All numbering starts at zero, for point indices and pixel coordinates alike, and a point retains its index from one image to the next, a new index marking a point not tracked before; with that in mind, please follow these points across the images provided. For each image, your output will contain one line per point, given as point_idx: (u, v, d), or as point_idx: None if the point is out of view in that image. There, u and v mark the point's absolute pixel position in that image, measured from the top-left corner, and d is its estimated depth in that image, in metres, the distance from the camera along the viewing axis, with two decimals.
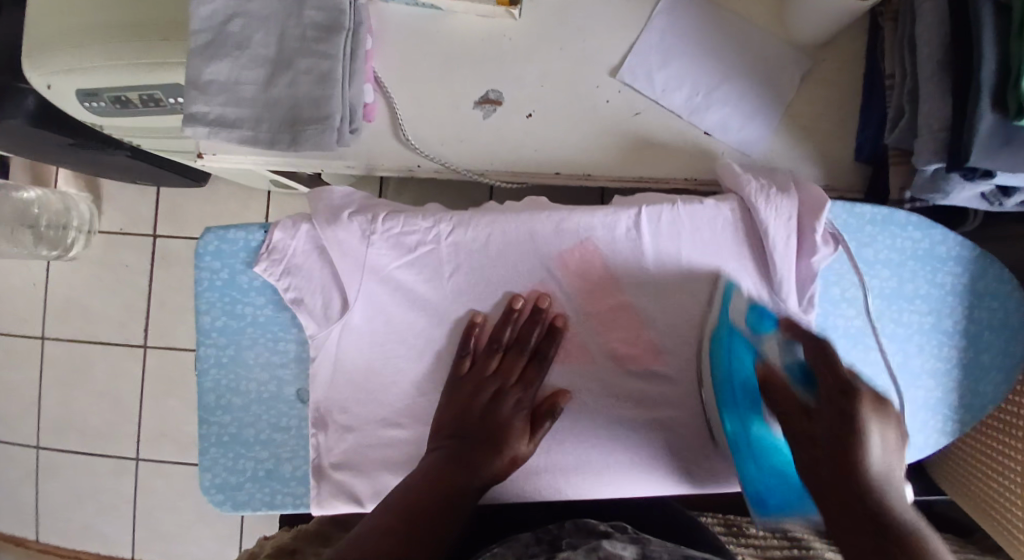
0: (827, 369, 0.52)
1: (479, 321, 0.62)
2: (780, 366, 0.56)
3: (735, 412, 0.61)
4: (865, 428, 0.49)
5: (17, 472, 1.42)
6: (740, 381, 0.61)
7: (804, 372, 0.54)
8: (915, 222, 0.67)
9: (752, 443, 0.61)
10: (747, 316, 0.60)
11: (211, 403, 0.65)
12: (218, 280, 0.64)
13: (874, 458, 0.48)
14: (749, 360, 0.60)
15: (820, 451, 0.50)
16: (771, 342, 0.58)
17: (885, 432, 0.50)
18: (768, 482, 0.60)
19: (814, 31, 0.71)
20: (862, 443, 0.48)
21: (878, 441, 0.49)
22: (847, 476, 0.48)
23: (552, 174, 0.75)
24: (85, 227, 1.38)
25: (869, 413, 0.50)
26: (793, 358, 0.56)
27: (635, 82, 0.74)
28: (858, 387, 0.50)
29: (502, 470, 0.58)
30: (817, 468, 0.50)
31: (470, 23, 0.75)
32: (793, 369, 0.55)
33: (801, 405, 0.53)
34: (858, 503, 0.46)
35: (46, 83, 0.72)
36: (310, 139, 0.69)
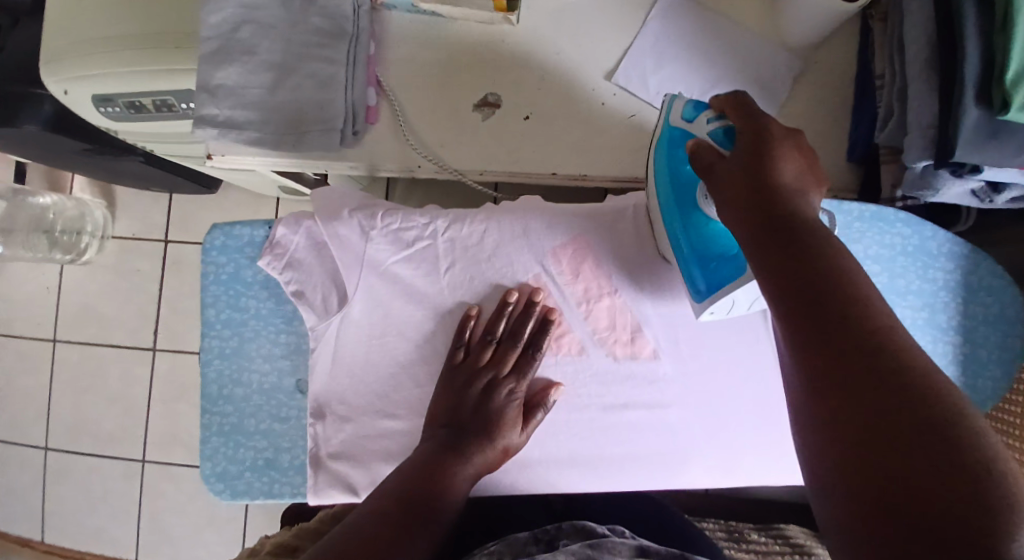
0: (748, 119, 0.49)
1: (474, 313, 0.63)
2: (706, 136, 0.53)
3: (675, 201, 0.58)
4: (782, 161, 0.46)
5: (26, 473, 1.44)
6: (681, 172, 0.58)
7: (727, 131, 0.51)
8: (904, 218, 0.68)
9: (687, 228, 0.57)
10: (683, 110, 0.57)
11: (213, 394, 0.67)
12: (222, 274, 0.66)
13: (788, 178, 0.46)
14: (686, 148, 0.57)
15: (748, 192, 0.46)
16: (704, 119, 0.54)
17: (799, 163, 0.47)
18: (705, 265, 0.56)
19: (803, 35, 0.73)
20: (780, 175, 0.46)
21: (790, 166, 0.46)
22: (775, 210, 0.44)
23: (550, 175, 0.77)
24: (101, 232, 1.42)
25: (784, 147, 0.47)
26: (719, 123, 0.52)
27: (629, 85, 0.76)
28: (769, 123, 0.48)
29: (492, 460, 0.60)
30: (745, 213, 0.46)
31: (469, 28, 0.77)
32: (718, 133, 0.52)
33: (726, 159, 0.49)
34: (790, 238, 0.42)
35: (62, 89, 0.75)
36: (315, 140, 0.73)
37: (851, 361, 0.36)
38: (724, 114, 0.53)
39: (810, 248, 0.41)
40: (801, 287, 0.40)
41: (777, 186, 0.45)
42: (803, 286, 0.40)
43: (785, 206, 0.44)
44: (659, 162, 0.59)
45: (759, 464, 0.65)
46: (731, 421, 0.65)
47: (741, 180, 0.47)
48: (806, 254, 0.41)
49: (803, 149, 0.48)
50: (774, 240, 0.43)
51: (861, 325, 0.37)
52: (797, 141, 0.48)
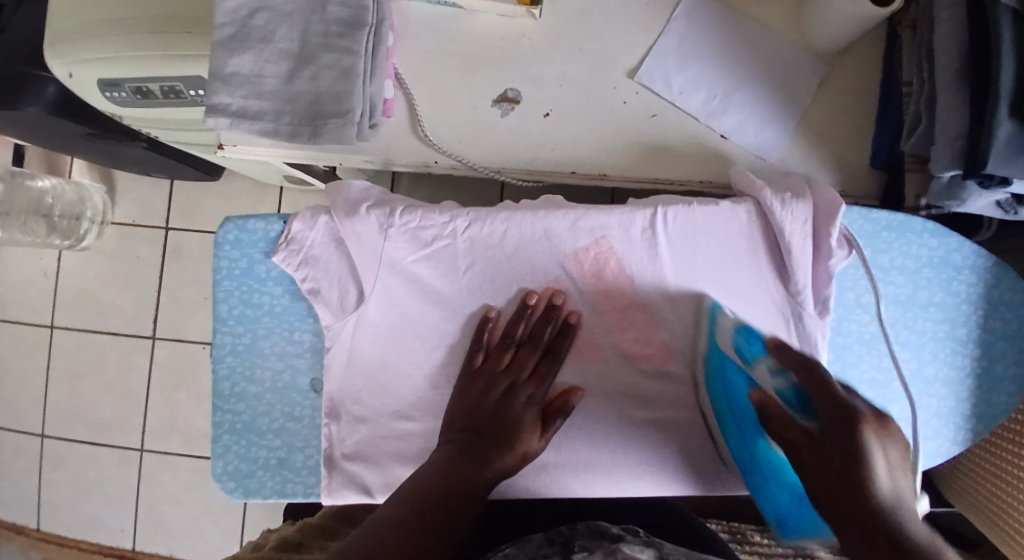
0: (824, 393, 0.48)
1: (493, 316, 0.63)
2: (773, 391, 0.52)
3: (739, 439, 0.59)
4: (875, 455, 0.44)
5: (21, 460, 1.43)
6: (738, 411, 0.58)
7: (799, 394, 0.50)
8: (932, 229, 0.67)
9: (750, 452, 0.58)
10: (734, 338, 0.57)
11: (225, 391, 0.66)
12: (235, 269, 0.64)
13: (884, 487, 0.42)
14: (743, 384, 0.57)
15: (828, 470, 0.44)
16: (763, 366, 0.54)
17: (886, 452, 0.44)
18: (773, 502, 0.56)
19: (832, 38, 0.72)
20: (871, 476, 0.42)
21: (884, 463, 0.44)
22: (859, 500, 0.42)
23: (568, 173, 0.76)
24: (99, 219, 1.40)
25: (877, 440, 0.44)
26: (786, 383, 0.51)
27: (652, 85, 0.74)
28: (857, 412, 0.45)
29: (512, 466, 0.58)
30: (832, 481, 0.43)
31: (490, 22, 0.76)
32: (789, 394, 0.51)
33: (808, 443, 0.47)
34: (862, 510, 0.41)
35: (67, 72, 0.72)
36: (330, 133, 0.70)
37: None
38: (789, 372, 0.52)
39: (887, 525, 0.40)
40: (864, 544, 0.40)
41: (867, 471, 0.43)
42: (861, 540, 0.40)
43: (859, 480, 0.42)
44: (711, 381, 0.62)
45: None
46: None
47: (824, 458, 0.45)
48: (878, 515, 0.40)
49: (895, 434, 0.46)
50: (853, 511, 0.41)
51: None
52: (892, 443, 0.45)
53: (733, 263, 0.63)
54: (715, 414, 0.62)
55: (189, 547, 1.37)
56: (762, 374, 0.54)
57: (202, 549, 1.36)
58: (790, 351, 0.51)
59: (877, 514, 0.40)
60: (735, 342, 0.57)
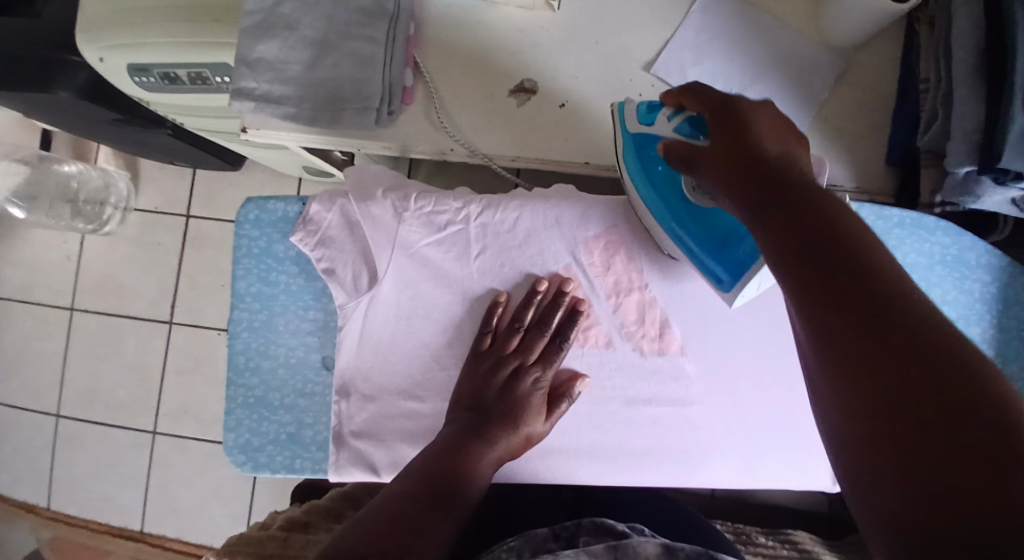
0: (711, 108, 0.51)
1: (503, 300, 0.63)
2: (673, 133, 0.55)
3: (669, 207, 0.58)
4: (756, 129, 0.47)
5: (37, 439, 1.46)
6: (658, 172, 0.59)
7: (693, 123, 0.54)
8: (944, 227, 0.67)
9: (681, 198, 0.58)
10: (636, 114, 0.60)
11: (239, 365, 0.67)
12: (254, 247, 0.66)
13: (770, 150, 0.46)
14: (650, 151, 0.59)
15: (729, 152, 0.47)
16: (662, 118, 0.57)
17: (771, 124, 0.48)
18: (711, 242, 0.56)
19: (848, 34, 0.72)
20: (760, 143, 0.46)
21: (767, 137, 0.47)
22: (754, 163, 0.45)
23: (583, 164, 0.77)
24: (122, 204, 1.43)
25: (754, 117, 0.48)
26: (681, 116, 0.55)
27: (668, 77, 0.75)
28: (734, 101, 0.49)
29: (513, 449, 0.60)
30: (730, 165, 0.47)
31: (509, 14, 0.77)
32: (683, 127, 0.55)
33: (709, 149, 0.50)
34: (761, 170, 0.44)
35: (99, 56, 0.75)
36: (351, 119, 0.72)
37: (814, 276, 0.36)
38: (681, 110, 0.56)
39: (788, 176, 0.42)
40: (773, 204, 0.41)
41: (752, 140, 0.46)
42: (764, 201, 0.42)
43: (750, 147, 0.46)
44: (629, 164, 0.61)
45: (786, 469, 0.64)
46: (761, 433, 0.64)
47: (720, 153, 0.48)
48: (775, 167, 0.43)
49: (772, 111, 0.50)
50: (753, 176, 0.44)
51: (856, 274, 0.35)
52: (775, 120, 0.49)
53: None
54: (641, 195, 0.60)
55: (197, 530, 1.38)
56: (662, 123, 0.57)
57: (209, 532, 1.38)
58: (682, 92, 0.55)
59: (780, 170, 0.43)
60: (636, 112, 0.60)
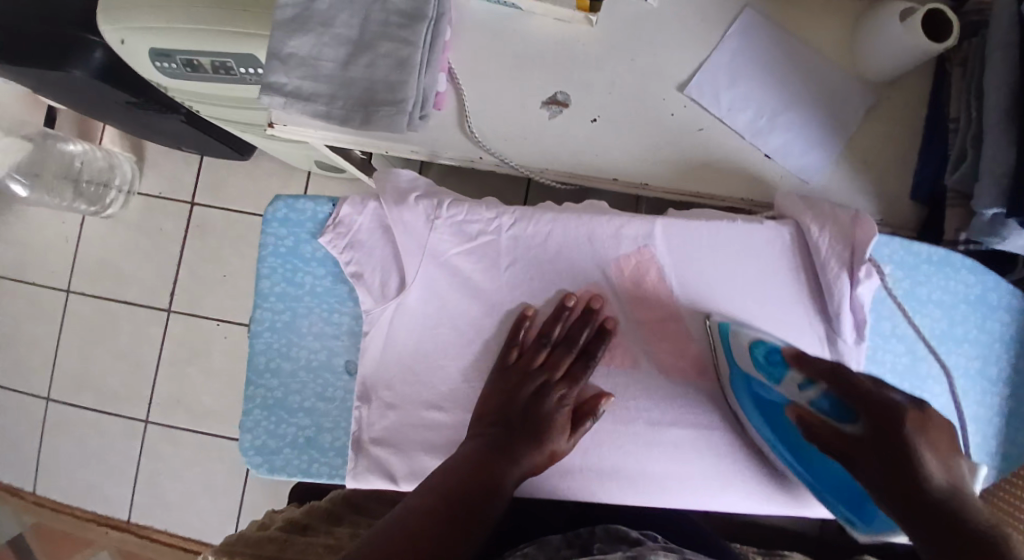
0: (858, 396, 0.50)
1: (531, 315, 0.63)
2: (809, 404, 0.54)
3: (800, 460, 0.59)
4: (924, 447, 0.46)
5: (24, 422, 1.43)
6: (785, 427, 0.59)
7: (833, 403, 0.52)
8: (970, 266, 0.68)
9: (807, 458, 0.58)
10: (752, 354, 0.59)
11: (260, 366, 0.66)
12: (282, 247, 0.65)
13: (938, 481, 0.45)
14: (778, 404, 0.58)
15: (884, 455, 0.47)
16: (791, 382, 0.56)
17: (931, 440, 0.47)
18: (842, 496, 0.55)
19: (881, 68, 0.73)
20: (925, 467, 0.45)
21: (935, 461, 0.46)
22: (920, 495, 0.44)
23: (611, 180, 0.76)
24: (126, 187, 1.41)
25: (924, 434, 0.47)
26: (819, 391, 0.53)
27: (701, 99, 0.75)
28: (897, 402, 0.48)
29: (538, 466, 0.59)
30: (889, 479, 0.46)
31: (545, 25, 0.77)
32: (824, 403, 0.53)
33: (857, 446, 0.49)
34: (929, 503, 0.43)
35: (120, 39, 0.74)
36: (382, 121, 0.70)
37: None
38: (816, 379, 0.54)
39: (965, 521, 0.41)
40: (953, 553, 0.40)
41: (915, 452, 0.46)
42: (941, 544, 0.41)
43: (912, 464, 0.45)
44: (741, 392, 0.61)
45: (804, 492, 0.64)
46: None
47: (876, 460, 0.47)
48: (952, 506, 0.42)
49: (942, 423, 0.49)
50: (908, 489, 0.45)
51: None
52: (940, 432, 0.47)
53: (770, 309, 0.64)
54: (756, 427, 0.61)
55: (186, 522, 1.36)
56: (791, 390, 0.56)
57: (199, 526, 1.36)
58: (813, 361, 0.54)
59: (957, 512, 0.42)
60: (750, 356, 0.59)
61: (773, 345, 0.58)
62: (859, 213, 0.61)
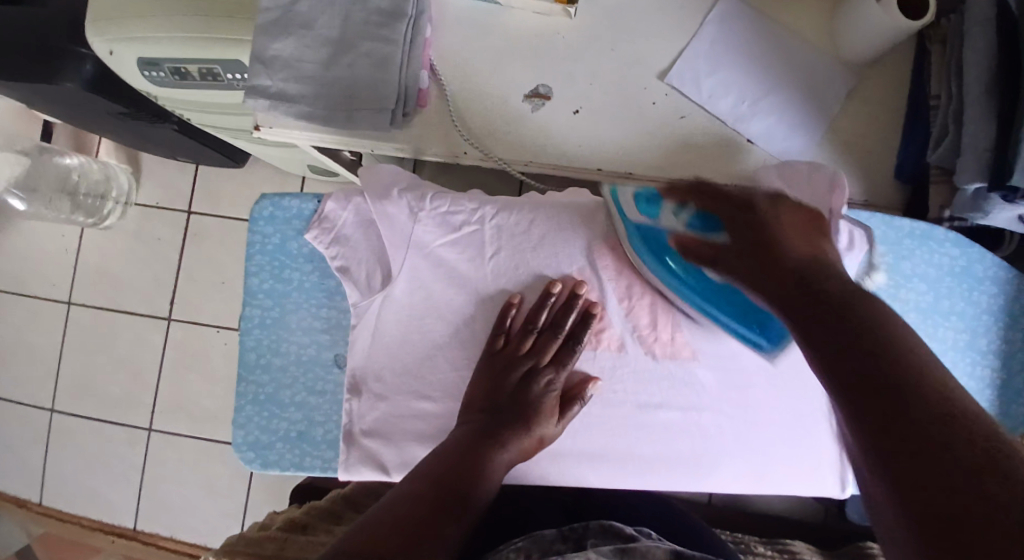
0: (721, 205, 0.55)
1: (516, 303, 0.63)
2: (683, 227, 0.57)
3: (693, 288, 0.60)
4: (782, 234, 0.52)
5: (29, 434, 1.44)
6: (671, 258, 0.60)
7: (702, 218, 0.56)
8: (953, 239, 0.68)
9: (701, 281, 0.59)
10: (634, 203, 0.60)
11: (250, 362, 0.67)
12: (268, 244, 0.66)
13: (799, 254, 0.51)
14: (661, 242, 0.60)
15: (752, 242, 0.53)
16: (667, 212, 0.59)
17: (783, 216, 0.53)
18: (745, 317, 0.59)
19: (860, 49, 0.73)
20: (787, 246, 0.51)
21: (794, 236, 0.52)
22: (783, 265, 0.50)
23: (594, 171, 0.77)
24: (123, 199, 1.43)
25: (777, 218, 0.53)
26: (689, 212, 0.57)
27: (682, 86, 0.76)
28: (751, 196, 0.54)
29: (525, 451, 0.61)
30: (761, 269, 0.51)
31: (525, 19, 0.77)
32: (695, 222, 0.57)
33: (733, 255, 0.54)
34: (789, 276, 0.49)
35: (107, 49, 0.74)
36: (367, 119, 0.72)
37: (830, 331, 0.44)
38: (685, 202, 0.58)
39: (817, 285, 0.47)
40: (811, 315, 0.46)
41: (777, 238, 0.51)
42: (805, 317, 0.46)
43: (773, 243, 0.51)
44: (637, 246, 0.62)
45: (794, 471, 0.64)
46: (765, 432, 0.64)
47: (743, 255, 0.53)
48: (806, 273, 0.48)
49: (792, 207, 0.55)
50: (775, 269, 0.50)
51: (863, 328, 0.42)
52: (795, 219, 0.53)
53: None
54: (655, 271, 0.62)
55: (191, 528, 1.37)
56: (667, 217, 0.59)
57: (204, 530, 1.37)
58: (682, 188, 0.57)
59: (810, 280, 0.48)
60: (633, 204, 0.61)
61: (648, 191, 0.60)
62: (837, 176, 0.60)
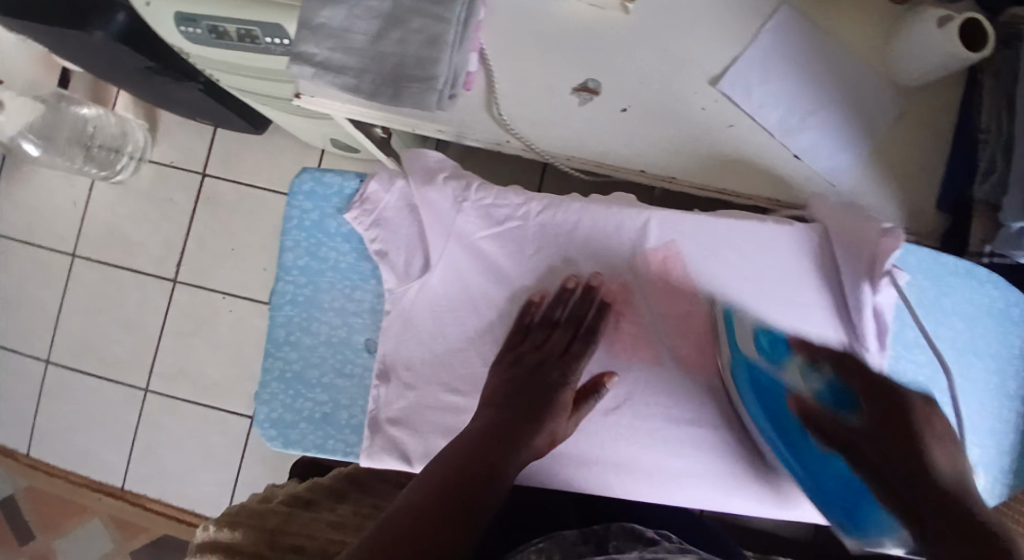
0: (860, 382, 0.52)
1: (537, 300, 0.63)
2: (810, 392, 0.55)
3: (802, 451, 0.57)
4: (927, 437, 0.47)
5: (22, 384, 1.42)
6: (783, 418, 0.58)
7: (837, 392, 0.53)
8: (995, 279, 0.68)
9: (807, 453, 0.57)
10: (757, 339, 0.60)
11: (279, 339, 0.68)
12: (306, 220, 0.66)
13: (942, 467, 0.46)
14: (776, 392, 0.58)
15: (883, 436, 0.48)
16: (795, 367, 0.57)
17: (937, 425, 0.48)
18: (834, 499, 0.56)
19: (916, 73, 0.72)
20: (930, 454, 0.46)
21: (939, 449, 0.47)
22: (925, 475, 0.45)
23: (638, 172, 0.75)
24: (137, 155, 1.40)
25: (929, 423, 0.48)
26: (822, 379, 0.55)
27: (733, 94, 0.74)
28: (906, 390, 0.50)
29: (543, 447, 0.60)
30: (887, 467, 0.47)
31: (579, 10, 0.75)
32: (825, 393, 0.54)
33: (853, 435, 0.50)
34: (926, 488, 0.45)
35: (145, 1, 0.73)
36: (412, 97, 0.69)
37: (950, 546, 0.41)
38: (820, 366, 0.56)
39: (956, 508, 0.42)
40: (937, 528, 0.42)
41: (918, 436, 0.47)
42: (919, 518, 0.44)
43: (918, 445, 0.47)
44: (741, 381, 0.61)
45: None
46: None
47: (868, 433, 0.49)
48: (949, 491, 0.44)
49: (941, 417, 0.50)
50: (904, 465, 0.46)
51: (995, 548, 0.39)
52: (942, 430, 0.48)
53: (791, 313, 0.64)
54: (760, 426, 0.60)
55: (181, 493, 1.36)
56: (795, 377, 0.57)
57: (194, 497, 1.36)
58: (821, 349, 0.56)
59: (950, 495, 0.43)
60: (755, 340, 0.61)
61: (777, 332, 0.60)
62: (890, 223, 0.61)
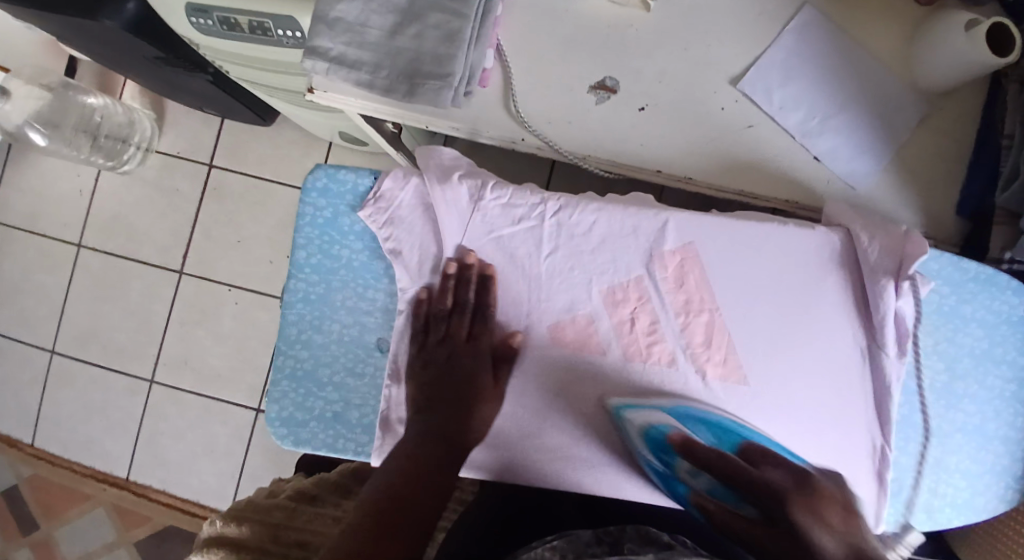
0: (722, 471, 0.52)
1: (425, 296, 0.65)
2: (705, 493, 0.52)
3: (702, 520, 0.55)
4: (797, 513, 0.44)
5: (27, 373, 1.42)
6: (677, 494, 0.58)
7: (718, 484, 0.52)
8: (1015, 287, 0.67)
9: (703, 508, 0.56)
10: (648, 435, 0.60)
11: (291, 337, 0.69)
12: (319, 217, 0.67)
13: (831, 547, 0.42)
14: (681, 492, 0.57)
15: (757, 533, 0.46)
16: (684, 468, 0.56)
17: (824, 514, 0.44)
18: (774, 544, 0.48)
19: (937, 78, 0.70)
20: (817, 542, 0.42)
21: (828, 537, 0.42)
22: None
23: (654, 172, 0.74)
24: (145, 144, 1.39)
25: (812, 510, 0.45)
26: (711, 481, 0.52)
27: (754, 94, 0.73)
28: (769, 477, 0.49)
29: (484, 429, 0.65)
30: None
31: (598, 6, 0.74)
32: (717, 489, 0.51)
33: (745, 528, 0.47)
34: None
35: None
36: (426, 94, 0.68)
37: None
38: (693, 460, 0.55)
39: None
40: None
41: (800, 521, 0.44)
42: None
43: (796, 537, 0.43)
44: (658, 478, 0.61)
45: None
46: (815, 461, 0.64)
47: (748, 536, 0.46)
48: None
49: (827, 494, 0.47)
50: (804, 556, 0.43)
51: None
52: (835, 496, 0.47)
53: (813, 317, 0.64)
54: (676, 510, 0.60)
55: (184, 484, 1.36)
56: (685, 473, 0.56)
57: (197, 488, 1.36)
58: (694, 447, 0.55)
59: None
60: (647, 437, 0.60)
61: (664, 428, 0.59)
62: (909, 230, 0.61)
